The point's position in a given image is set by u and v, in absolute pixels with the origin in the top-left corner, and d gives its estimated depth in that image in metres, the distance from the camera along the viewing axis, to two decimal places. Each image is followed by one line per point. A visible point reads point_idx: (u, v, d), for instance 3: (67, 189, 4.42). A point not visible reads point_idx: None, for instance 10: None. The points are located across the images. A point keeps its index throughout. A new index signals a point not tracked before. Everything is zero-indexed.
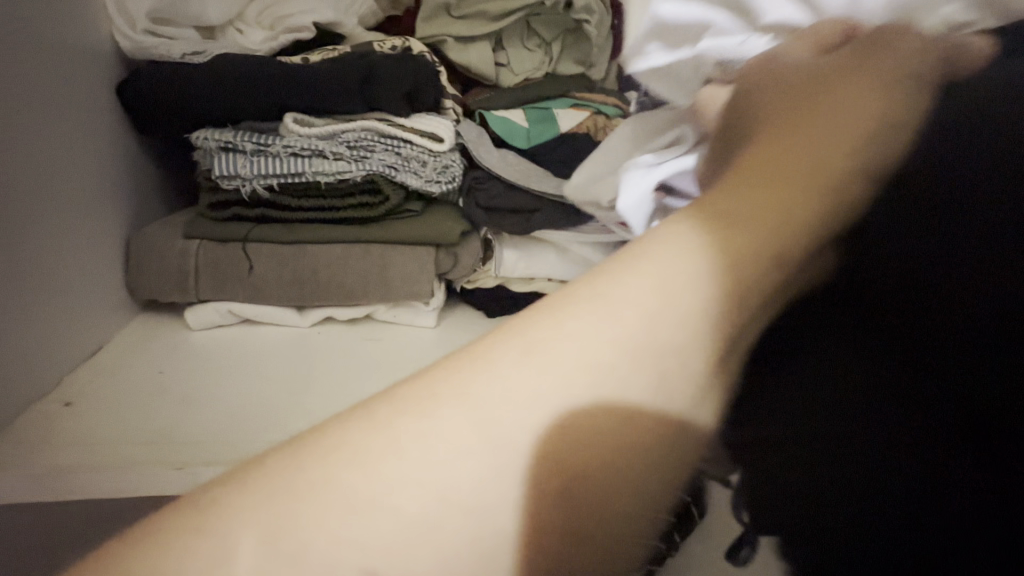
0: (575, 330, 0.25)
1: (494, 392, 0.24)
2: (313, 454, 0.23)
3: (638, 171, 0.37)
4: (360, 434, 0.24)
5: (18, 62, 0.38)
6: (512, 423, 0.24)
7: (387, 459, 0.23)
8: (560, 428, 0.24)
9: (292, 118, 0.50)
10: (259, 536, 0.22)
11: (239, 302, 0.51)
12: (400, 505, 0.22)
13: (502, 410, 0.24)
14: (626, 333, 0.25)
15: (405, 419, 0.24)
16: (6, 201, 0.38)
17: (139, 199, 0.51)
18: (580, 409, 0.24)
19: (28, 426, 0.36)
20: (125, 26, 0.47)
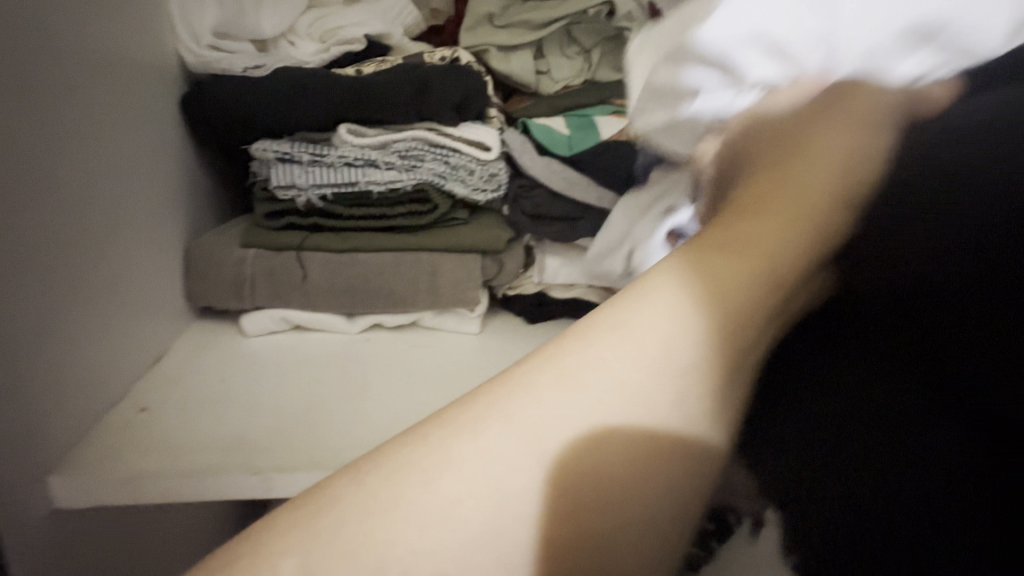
0: (571, 372, 0.25)
1: (526, 418, 0.24)
2: (397, 464, 0.24)
3: (648, 224, 0.43)
4: (440, 437, 0.24)
5: (94, 78, 0.40)
6: (515, 454, 0.24)
7: (443, 475, 0.24)
8: (576, 455, 0.24)
9: (347, 129, 0.51)
10: (352, 546, 0.22)
11: (292, 309, 0.52)
12: (461, 519, 0.23)
13: (527, 433, 0.24)
14: (621, 374, 0.25)
15: (488, 429, 0.24)
16: (84, 211, 0.39)
17: (196, 209, 0.53)
18: (587, 444, 0.24)
19: (106, 433, 0.37)
20: (190, 41, 0.49)
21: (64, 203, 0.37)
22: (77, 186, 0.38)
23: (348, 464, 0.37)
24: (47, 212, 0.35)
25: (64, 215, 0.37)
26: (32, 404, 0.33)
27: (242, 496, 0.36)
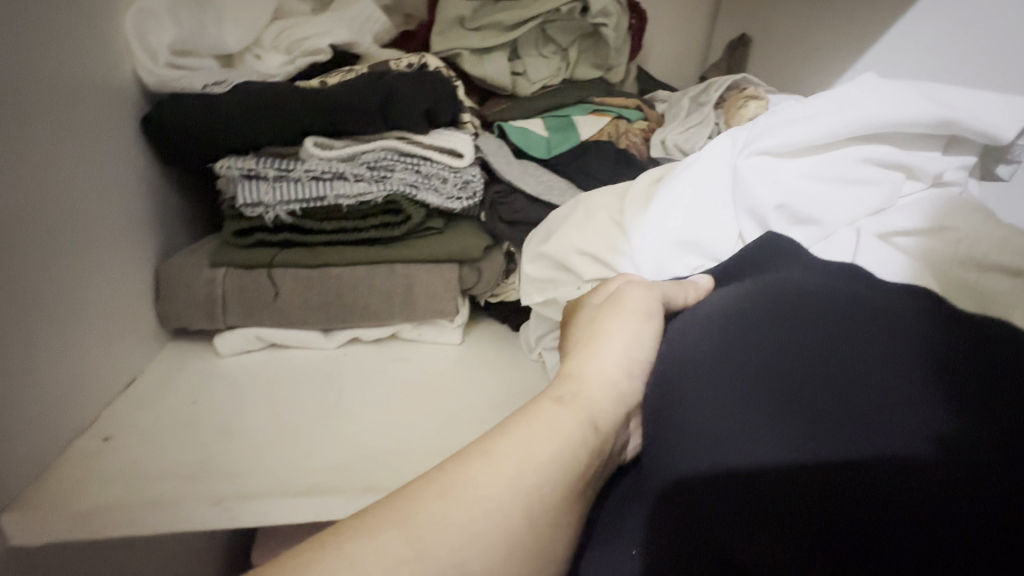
0: (522, 444, 0.28)
1: (487, 482, 0.27)
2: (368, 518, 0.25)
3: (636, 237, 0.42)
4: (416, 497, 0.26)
5: (51, 103, 0.39)
6: (479, 506, 0.26)
7: (412, 521, 0.25)
8: (514, 521, 0.27)
9: (314, 142, 0.50)
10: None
11: (266, 327, 0.52)
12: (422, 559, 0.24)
13: (481, 496, 0.26)
14: (556, 455, 0.28)
15: (467, 477, 0.27)
16: (45, 239, 0.38)
17: (165, 230, 0.52)
18: (523, 512, 0.27)
19: (68, 464, 0.37)
20: (146, 59, 0.47)
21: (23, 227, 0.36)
22: (35, 209, 0.37)
23: (313, 488, 0.37)
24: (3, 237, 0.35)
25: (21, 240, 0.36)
26: None
27: (205, 524, 0.35)
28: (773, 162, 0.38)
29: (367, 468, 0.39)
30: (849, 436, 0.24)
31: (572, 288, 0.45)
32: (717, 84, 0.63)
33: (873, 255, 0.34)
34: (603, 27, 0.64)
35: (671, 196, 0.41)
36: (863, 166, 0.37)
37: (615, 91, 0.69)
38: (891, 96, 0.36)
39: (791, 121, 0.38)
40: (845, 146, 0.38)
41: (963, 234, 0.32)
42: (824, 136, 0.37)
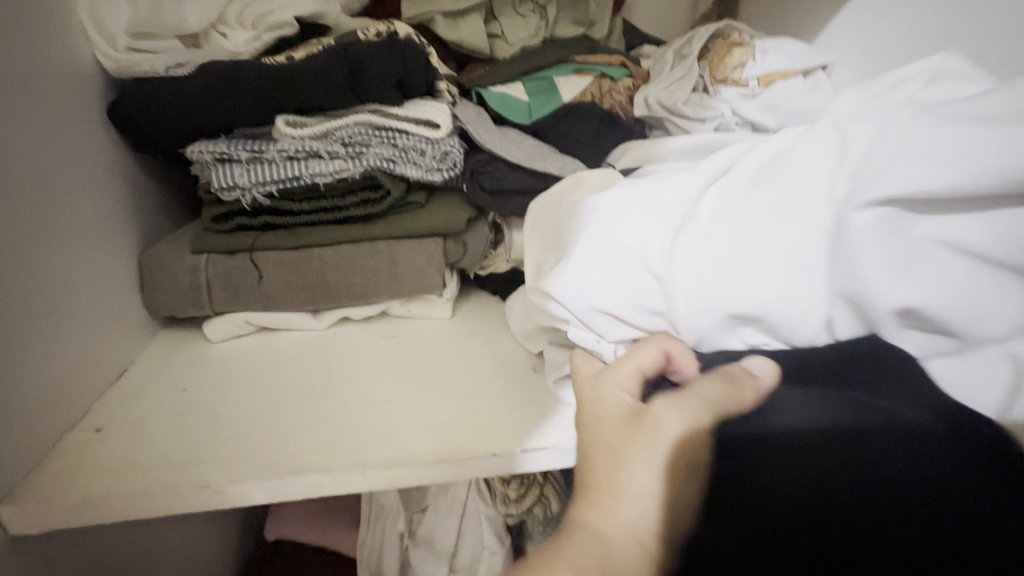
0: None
1: None
2: None
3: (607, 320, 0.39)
4: None
5: (13, 99, 0.38)
6: None
7: None
8: None
9: (285, 121, 0.49)
10: None
11: (255, 311, 0.52)
12: None
13: None
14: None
15: None
16: (23, 241, 0.38)
17: (145, 220, 0.52)
18: None
19: (64, 456, 0.38)
20: (106, 45, 0.46)
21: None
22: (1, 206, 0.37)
23: (302, 468, 0.37)
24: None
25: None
26: None
27: (197, 508, 0.36)
28: (858, 219, 0.30)
29: (356, 446, 0.39)
30: (865, 493, 0.26)
31: (591, 340, 0.41)
32: (701, 33, 0.60)
33: (949, 363, 0.29)
34: None
35: (695, 258, 0.35)
36: (927, 246, 0.29)
37: (598, 48, 0.66)
38: (975, 136, 0.27)
39: (856, 164, 0.32)
40: (920, 219, 0.29)
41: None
42: (916, 190, 0.28)
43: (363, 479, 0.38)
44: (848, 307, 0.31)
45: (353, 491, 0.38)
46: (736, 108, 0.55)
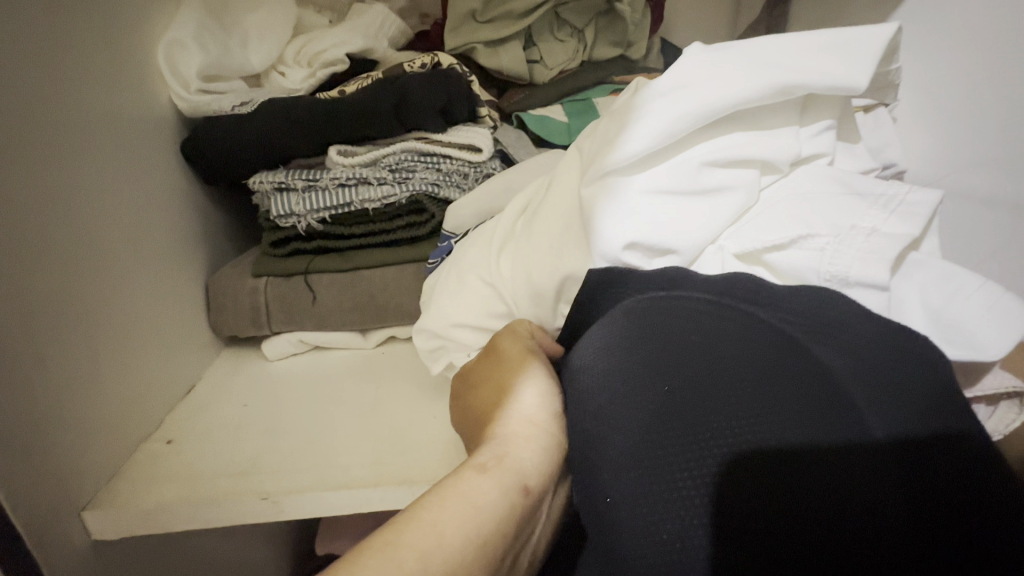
0: None
1: None
2: None
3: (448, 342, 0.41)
4: None
5: (104, 146, 0.43)
6: None
7: None
8: None
9: (336, 150, 0.52)
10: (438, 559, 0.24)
11: (308, 331, 0.54)
12: None
13: None
14: None
15: None
16: (110, 269, 0.42)
17: (212, 246, 0.56)
18: None
19: (139, 466, 0.41)
20: (180, 88, 0.50)
21: (68, 234, 0.39)
22: (77, 223, 0.40)
23: (352, 482, 0.39)
24: (46, 245, 0.37)
25: (65, 255, 0.38)
26: (63, 451, 0.36)
27: (254, 518, 0.38)
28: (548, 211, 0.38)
29: (402, 462, 0.40)
30: (748, 400, 0.23)
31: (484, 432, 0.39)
32: None
33: (727, 153, 0.33)
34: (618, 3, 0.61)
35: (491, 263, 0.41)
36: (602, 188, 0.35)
37: (636, 68, 0.67)
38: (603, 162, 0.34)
39: (629, 108, 0.34)
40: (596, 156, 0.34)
41: (744, 146, 0.33)
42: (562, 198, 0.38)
43: (410, 494, 0.39)
44: (636, 250, 0.32)
45: (398, 507, 0.39)
46: None
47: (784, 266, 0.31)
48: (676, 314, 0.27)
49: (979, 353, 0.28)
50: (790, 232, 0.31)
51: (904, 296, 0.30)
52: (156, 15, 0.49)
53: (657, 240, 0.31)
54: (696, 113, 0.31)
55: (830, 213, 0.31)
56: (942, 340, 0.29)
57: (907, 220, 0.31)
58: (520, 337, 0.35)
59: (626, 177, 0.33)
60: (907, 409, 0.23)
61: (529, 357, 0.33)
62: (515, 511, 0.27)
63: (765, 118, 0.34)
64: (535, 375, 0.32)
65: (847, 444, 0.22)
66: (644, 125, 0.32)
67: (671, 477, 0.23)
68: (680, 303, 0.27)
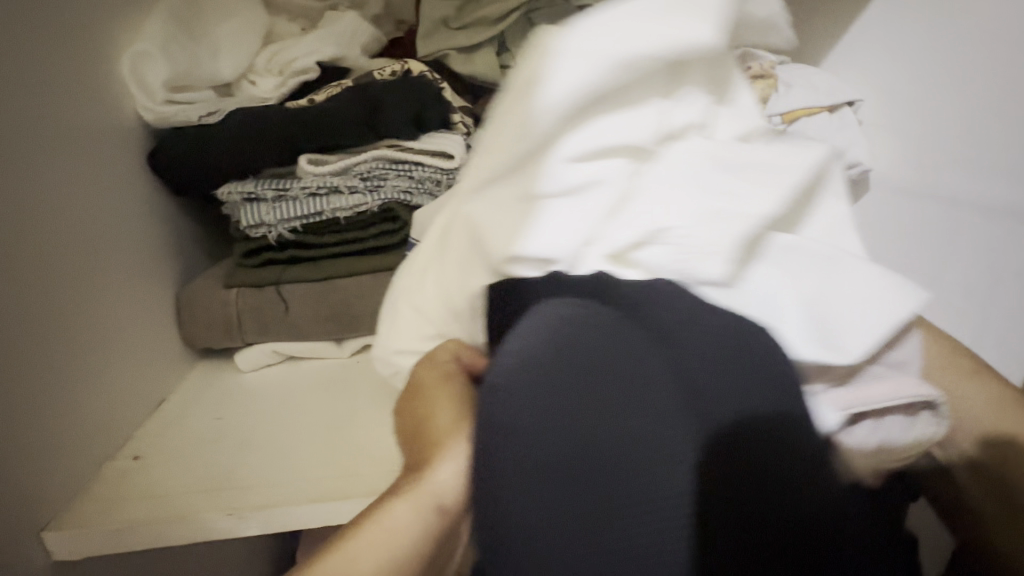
0: None
1: None
2: None
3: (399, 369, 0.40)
4: None
5: (70, 160, 0.42)
6: None
7: None
8: None
9: (307, 159, 0.51)
10: None
11: (282, 342, 0.54)
12: None
13: None
14: None
15: None
16: (77, 285, 0.42)
17: (183, 257, 0.55)
18: None
19: (106, 485, 0.40)
20: (146, 100, 0.49)
21: (26, 251, 0.38)
22: (36, 240, 0.39)
23: (322, 496, 0.38)
24: (2, 263, 0.36)
25: (23, 272, 0.37)
26: (24, 472, 0.36)
27: (222, 534, 0.38)
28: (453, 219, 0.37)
29: (373, 473, 0.40)
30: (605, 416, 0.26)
31: None
32: None
33: (590, 144, 0.30)
34: None
35: None
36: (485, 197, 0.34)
37: None
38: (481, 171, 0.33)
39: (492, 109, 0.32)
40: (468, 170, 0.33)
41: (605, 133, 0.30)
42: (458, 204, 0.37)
43: None
44: (514, 264, 0.32)
45: None
46: None
47: (642, 261, 0.32)
48: (571, 337, 0.27)
49: (837, 353, 0.32)
50: (642, 229, 0.32)
51: (765, 284, 0.33)
52: (121, 26, 0.48)
53: (541, 252, 0.31)
54: (563, 103, 0.28)
55: (703, 201, 0.32)
56: (815, 328, 0.32)
57: (759, 206, 0.32)
58: (437, 363, 0.34)
59: (497, 180, 0.31)
60: (749, 398, 0.28)
61: (446, 383, 0.33)
62: (431, 533, 0.28)
63: (634, 89, 0.30)
64: (450, 399, 0.32)
65: (704, 443, 0.27)
66: (505, 129, 0.29)
67: (580, 501, 0.25)
68: (575, 321, 0.28)
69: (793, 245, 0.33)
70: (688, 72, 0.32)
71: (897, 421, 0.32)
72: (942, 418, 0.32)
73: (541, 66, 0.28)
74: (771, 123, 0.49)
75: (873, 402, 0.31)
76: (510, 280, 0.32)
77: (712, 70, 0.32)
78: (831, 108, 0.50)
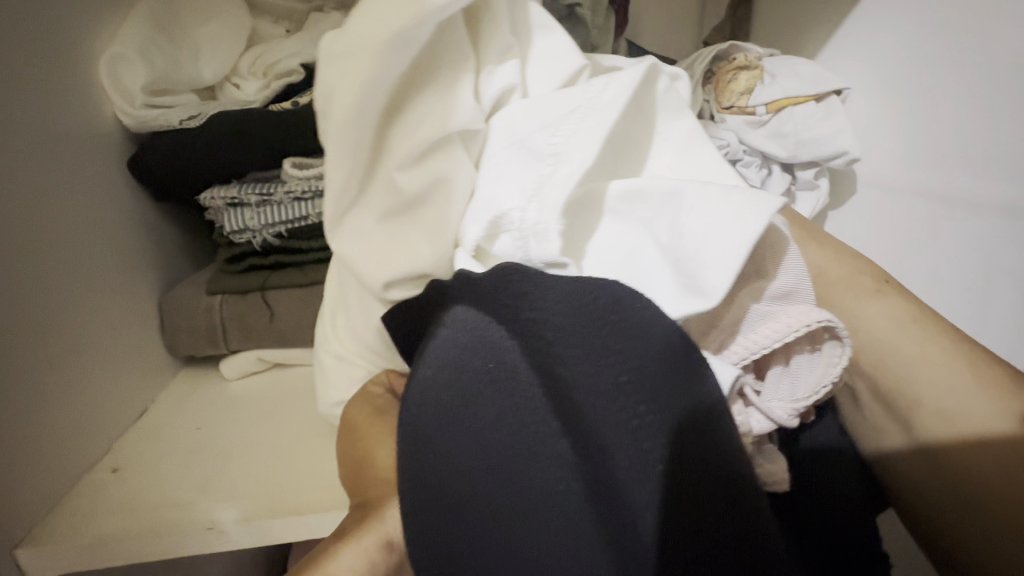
0: None
1: None
2: None
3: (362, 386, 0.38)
4: None
5: (46, 166, 0.41)
6: None
7: None
8: None
9: (291, 163, 0.50)
10: None
11: (267, 349, 0.53)
12: None
13: None
14: None
15: None
16: (53, 294, 0.41)
17: (166, 263, 0.54)
18: None
19: (84, 498, 0.39)
20: (125, 103, 0.48)
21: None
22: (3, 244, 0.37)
23: (305, 507, 0.38)
24: None
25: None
26: None
27: (202, 548, 0.37)
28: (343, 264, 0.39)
29: None
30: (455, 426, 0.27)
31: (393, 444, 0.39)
32: (703, 54, 0.53)
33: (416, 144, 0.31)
34: (578, 6, 0.60)
35: None
36: None
37: None
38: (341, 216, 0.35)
39: None
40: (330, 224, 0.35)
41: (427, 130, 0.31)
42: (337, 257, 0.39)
43: None
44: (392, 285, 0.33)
45: None
46: (741, 137, 0.49)
47: (499, 253, 0.31)
48: (432, 362, 0.28)
49: (699, 297, 0.27)
50: (486, 221, 0.30)
51: (617, 237, 0.31)
52: (98, 29, 0.48)
53: (405, 272, 0.33)
54: (358, 122, 0.30)
55: (526, 166, 0.31)
56: (675, 273, 0.29)
57: (579, 148, 0.30)
58: (367, 399, 0.36)
59: (354, 208, 0.33)
60: (607, 376, 0.25)
61: (378, 420, 0.35)
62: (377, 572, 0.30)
63: (442, 62, 0.31)
64: (384, 438, 0.34)
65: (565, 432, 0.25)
66: (339, 158, 0.31)
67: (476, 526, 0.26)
68: (448, 337, 0.29)
69: (634, 192, 0.30)
70: (484, 46, 0.32)
71: (803, 361, 0.30)
72: (847, 343, 0.28)
73: (331, 92, 0.30)
74: (755, 114, 0.49)
75: (765, 346, 0.29)
76: (392, 305, 0.34)
77: (496, 44, 0.32)
78: (818, 97, 0.49)
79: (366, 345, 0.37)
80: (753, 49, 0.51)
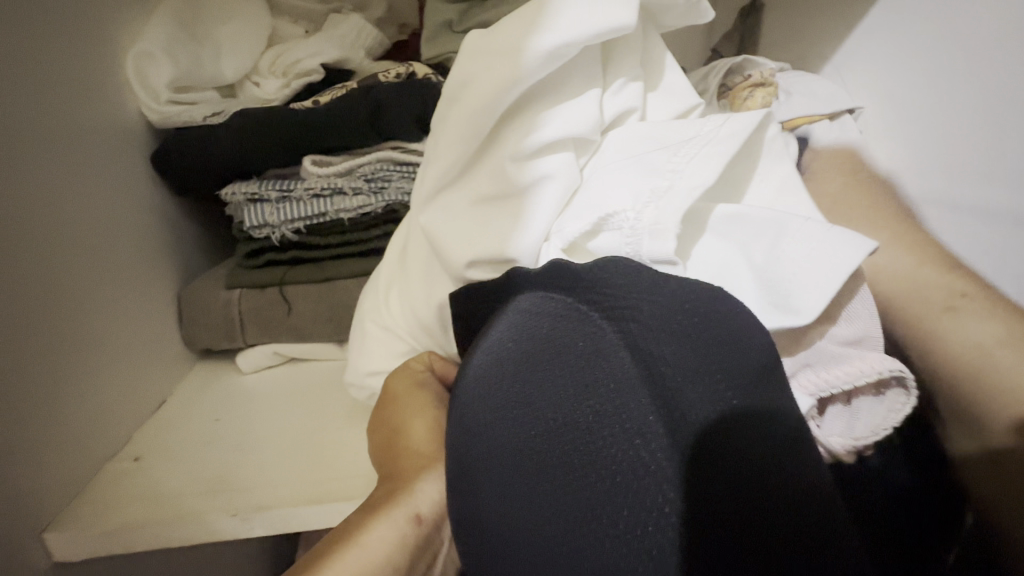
0: None
1: None
2: None
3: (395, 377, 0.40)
4: None
5: (73, 159, 0.42)
6: None
7: None
8: None
9: (310, 161, 0.51)
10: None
11: (283, 343, 0.54)
12: None
13: None
14: None
15: None
16: (78, 284, 0.42)
17: (185, 257, 0.55)
18: None
19: (104, 485, 0.40)
20: (150, 99, 0.49)
21: (15, 243, 0.37)
22: (26, 232, 0.37)
23: (325, 497, 0.38)
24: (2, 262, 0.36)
25: (12, 267, 0.36)
26: (22, 471, 0.35)
27: (222, 536, 0.38)
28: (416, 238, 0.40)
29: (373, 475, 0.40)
30: (542, 403, 0.29)
31: None
32: (719, 66, 0.54)
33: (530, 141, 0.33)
34: None
35: None
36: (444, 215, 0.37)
37: None
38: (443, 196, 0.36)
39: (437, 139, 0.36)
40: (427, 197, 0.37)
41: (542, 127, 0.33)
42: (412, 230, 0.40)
43: None
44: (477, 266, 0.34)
45: None
46: None
47: (597, 248, 0.32)
48: (531, 321, 0.30)
49: (793, 318, 0.28)
50: (592, 219, 0.31)
51: (711, 255, 0.32)
52: (125, 26, 0.49)
53: (493, 256, 0.33)
54: (485, 110, 0.32)
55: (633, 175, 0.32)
56: (765, 294, 0.29)
57: (699, 173, 0.30)
58: (410, 373, 0.37)
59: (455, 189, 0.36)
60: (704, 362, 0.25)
61: (416, 391, 0.37)
62: (407, 541, 0.32)
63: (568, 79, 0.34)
64: (421, 408, 0.36)
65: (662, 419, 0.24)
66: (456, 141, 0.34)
67: (545, 474, 0.28)
68: (549, 300, 0.30)
69: (737, 216, 0.31)
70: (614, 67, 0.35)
71: (864, 404, 0.29)
72: (914, 393, 0.28)
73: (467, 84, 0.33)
74: None
75: (836, 386, 0.28)
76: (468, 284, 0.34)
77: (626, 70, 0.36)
78: (831, 116, 0.50)
79: (415, 324, 0.38)
80: (766, 65, 0.53)
